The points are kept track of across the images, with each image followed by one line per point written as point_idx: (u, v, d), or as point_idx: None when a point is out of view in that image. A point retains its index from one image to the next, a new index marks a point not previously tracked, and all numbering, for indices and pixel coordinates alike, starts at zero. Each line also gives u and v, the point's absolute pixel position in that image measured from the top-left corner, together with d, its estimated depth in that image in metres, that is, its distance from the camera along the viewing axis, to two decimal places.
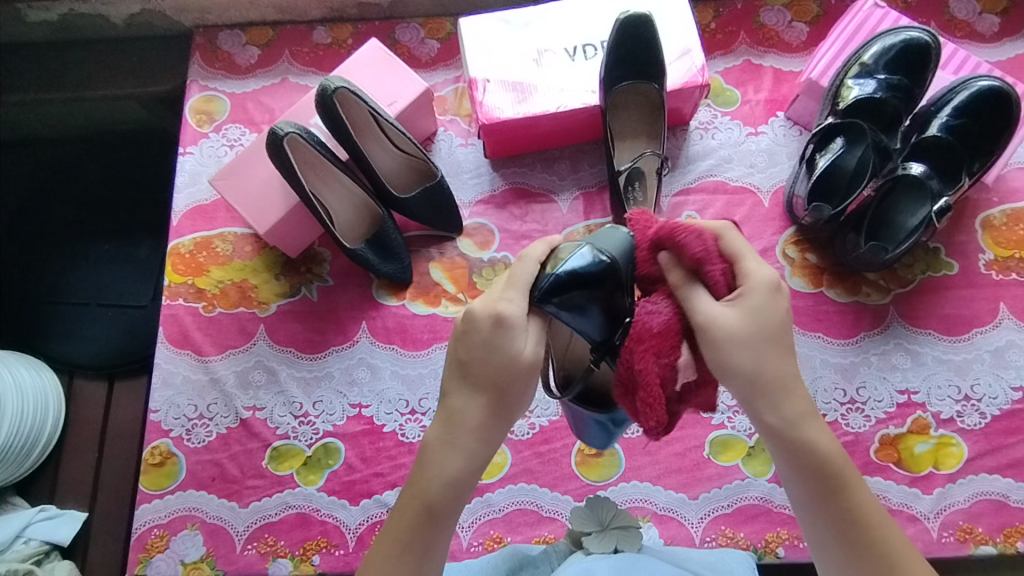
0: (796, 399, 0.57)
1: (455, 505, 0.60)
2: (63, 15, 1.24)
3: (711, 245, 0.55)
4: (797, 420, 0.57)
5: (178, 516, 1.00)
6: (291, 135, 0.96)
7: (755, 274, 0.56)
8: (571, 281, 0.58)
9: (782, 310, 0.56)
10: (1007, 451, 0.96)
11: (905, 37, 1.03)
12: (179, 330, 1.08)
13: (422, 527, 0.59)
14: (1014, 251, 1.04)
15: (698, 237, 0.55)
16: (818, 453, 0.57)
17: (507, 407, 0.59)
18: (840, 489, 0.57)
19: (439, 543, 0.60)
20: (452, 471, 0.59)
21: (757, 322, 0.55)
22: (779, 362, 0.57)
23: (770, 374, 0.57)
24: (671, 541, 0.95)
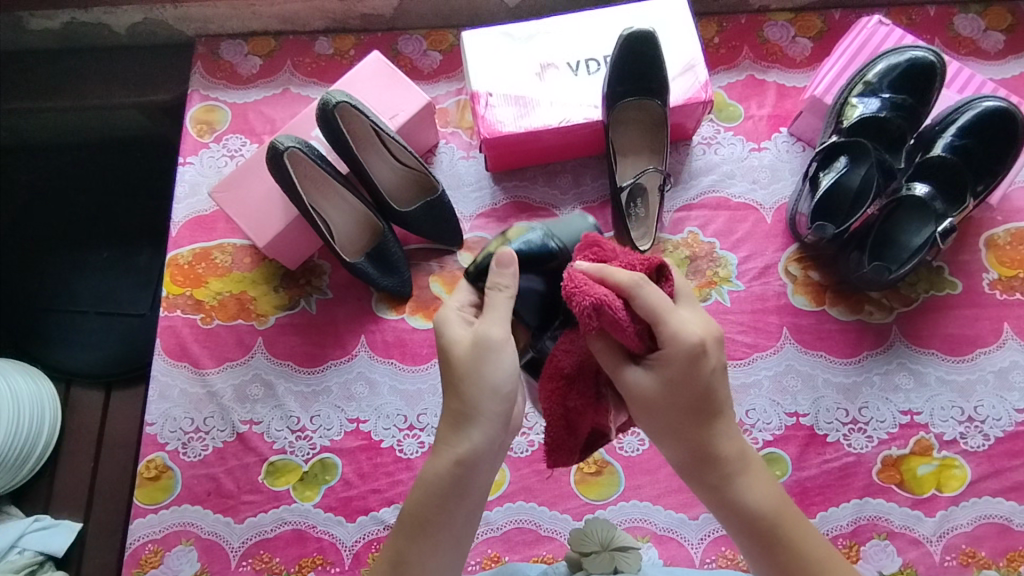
0: (726, 463, 0.65)
1: (437, 516, 0.65)
2: (66, 24, 1.25)
3: (616, 312, 0.59)
4: (724, 483, 0.65)
5: (173, 531, 0.99)
6: (291, 149, 0.95)
7: (676, 338, 0.60)
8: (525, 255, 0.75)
9: (705, 375, 0.62)
10: (1011, 474, 0.95)
11: (910, 56, 1.02)
12: (176, 342, 1.07)
13: (401, 540, 0.65)
14: (1019, 271, 1.03)
15: (603, 305, 0.58)
16: (745, 506, 0.65)
17: (462, 413, 0.65)
18: (777, 543, 0.65)
19: (419, 559, 0.64)
20: (419, 486, 0.66)
21: (672, 389, 0.62)
22: (709, 414, 0.64)
23: (695, 444, 0.65)
24: (671, 562, 0.94)
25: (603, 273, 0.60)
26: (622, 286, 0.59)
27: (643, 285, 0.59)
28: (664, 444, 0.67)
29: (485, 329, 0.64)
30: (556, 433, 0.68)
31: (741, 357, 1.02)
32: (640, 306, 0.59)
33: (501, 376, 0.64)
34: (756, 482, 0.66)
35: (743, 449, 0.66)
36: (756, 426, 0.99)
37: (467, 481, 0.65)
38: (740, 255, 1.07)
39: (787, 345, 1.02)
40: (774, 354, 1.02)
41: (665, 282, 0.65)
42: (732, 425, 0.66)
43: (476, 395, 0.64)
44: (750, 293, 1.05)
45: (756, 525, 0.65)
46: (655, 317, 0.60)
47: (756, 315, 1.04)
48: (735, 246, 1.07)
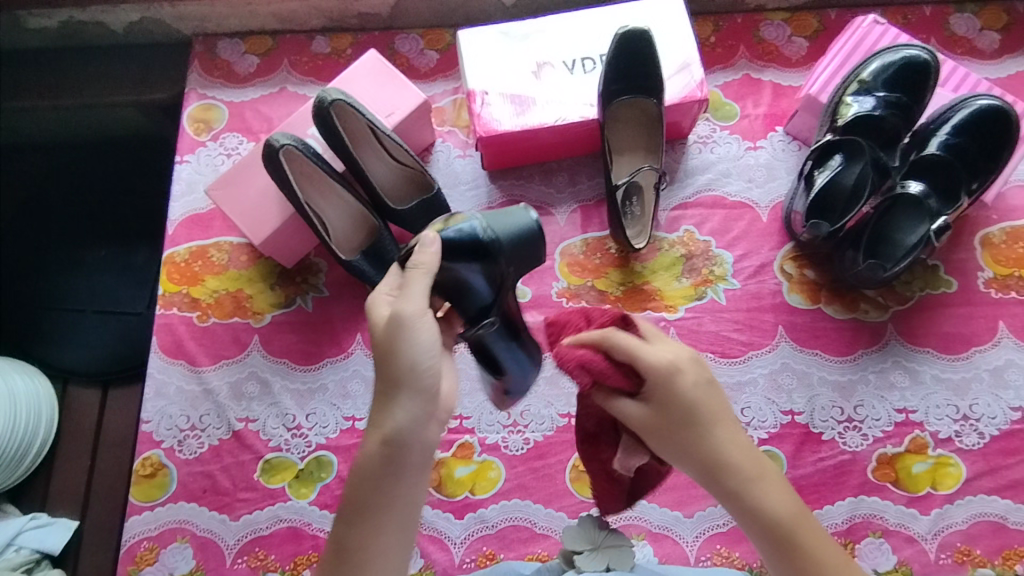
0: (736, 472, 0.65)
1: (371, 497, 0.65)
2: (65, 23, 1.26)
3: (593, 360, 0.63)
4: (739, 492, 0.65)
5: (168, 528, 0.99)
6: (287, 147, 0.97)
7: (657, 369, 0.64)
8: (458, 247, 0.74)
9: (688, 395, 0.64)
10: (1006, 472, 0.95)
11: (905, 55, 1.02)
12: (172, 340, 1.07)
13: (341, 526, 0.66)
14: (1014, 270, 1.03)
15: (580, 362, 0.64)
16: (767, 516, 0.64)
17: (386, 391, 0.66)
18: (800, 553, 0.63)
19: (359, 541, 0.64)
20: (355, 472, 0.66)
21: (664, 414, 0.64)
22: (714, 430, 0.65)
23: (705, 462, 0.65)
24: (665, 559, 0.94)
25: (576, 337, 0.65)
26: (594, 342, 0.64)
27: (614, 333, 0.64)
28: (673, 466, 0.67)
29: (401, 302, 0.66)
30: (599, 485, 0.77)
31: (737, 356, 1.02)
32: (616, 352, 0.64)
33: (417, 350, 0.65)
34: (769, 488, 0.65)
35: (752, 456, 0.66)
36: (752, 424, 0.99)
37: (398, 459, 0.65)
38: (736, 253, 1.07)
39: (782, 343, 1.02)
40: (770, 352, 1.02)
41: (633, 326, 0.69)
42: (736, 434, 0.66)
43: (397, 369, 0.65)
44: (746, 292, 1.05)
45: (776, 531, 0.64)
46: (631, 357, 0.64)
47: (751, 313, 1.04)
48: (730, 244, 1.07)
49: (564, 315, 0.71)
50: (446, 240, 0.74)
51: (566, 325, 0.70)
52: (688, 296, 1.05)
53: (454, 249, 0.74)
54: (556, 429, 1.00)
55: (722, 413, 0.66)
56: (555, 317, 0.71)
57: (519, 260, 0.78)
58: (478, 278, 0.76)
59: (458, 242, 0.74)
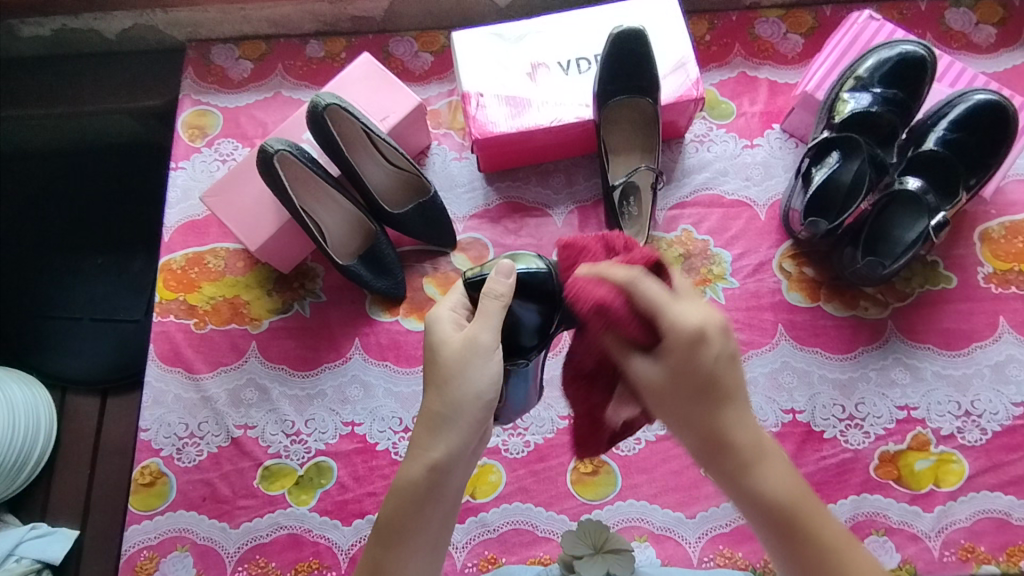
0: (739, 451, 0.61)
1: (408, 522, 0.64)
2: (57, 31, 1.25)
3: (613, 306, 0.60)
4: (740, 471, 0.61)
5: (168, 537, 0.99)
6: (281, 152, 0.95)
7: (676, 327, 0.60)
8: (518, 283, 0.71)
9: (705, 362, 0.61)
10: (1009, 468, 0.95)
11: (901, 50, 1.02)
12: (170, 347, 1.07)
13: (377, 548, 0.64)
14: (1014, 264, 1.03)
15: (600, 301, 0.60)
16: (766, 496, 0.60)
17: (444, 417, 0.64)
18: (798, 534, 0.60)
19: (397, 566, 0.63)
20: (393, 496, 0.65)
21: (677, 378, 0.61)
22: (725, 393, 0.61)
23: (706, 430, 0.62)
24: (668, 561, 0.94)
25: (600, 271, 0.62)
26: (617, 283, 0.61)
27: (642, 278, 0.61)
28: (676, 431, 0.64)
29: (472, 331, 0.65)
30: (582, 428, 0.72)
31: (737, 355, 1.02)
32: (639, 300, 0.60)
33: (483, 382, 0.64)
34: (773, 470, 0.61)
35: (758, 436, 0.62)
36: None
37: (442, 485, 0.64)
38: (734, 252, 1.06)
39: (783, 342, 1.02)
40: (770, 351, 1.02)
41: (666, 275, 0.65)
42: (746, 411, 0.62)
43: (458, 399, 0.64)
44: (745, 290, 1.05)
45: (773, 514, 0.60)
46: (654, 308, 0.60)
47: (750, 312, 1.04)
48: (729, 243, 1.07)
49: (583, 239, 0.68)
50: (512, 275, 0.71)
51: (584, 251, 0.67)
52: None
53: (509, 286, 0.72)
54: (557, 431, 1.00)
55: (739, 389, 0.62)
56: (573, 240, 0.68)
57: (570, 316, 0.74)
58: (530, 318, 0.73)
59: (526, 281, 0.71)
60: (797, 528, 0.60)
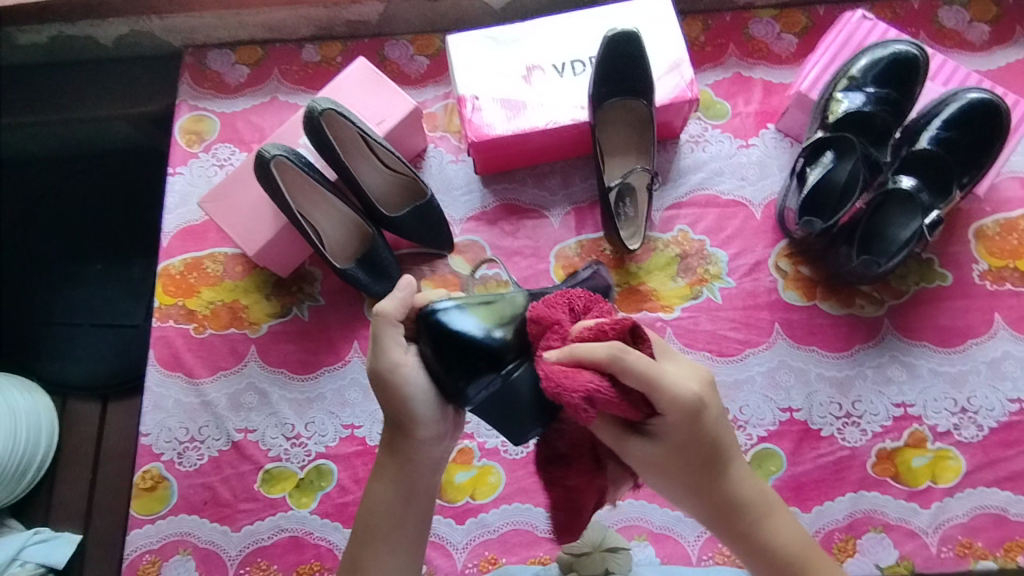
0: (746, 507, 0.66)
1: (385, 521, 0.69)
2: (54, 38, 1.24)
3: (604, 393, 0.56)
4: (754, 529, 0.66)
5: (170, 541, 0.99)
6: (278, 157, 0.96)
7: (673, 404, 0.59)
8: (447, 336, 0.63)
9: (705, 430, 0.62)
10: (1006, 464, 0.95)
11: (894, 50, 1.02)
12: (169, 352, 1.07)
13: (355, 550, 0.69)
14: (1008, 261, 1.03)
15: (589, 393, 0.55)
16: (773, 551, 0.66)
17: (404, 422, 0.68)
18: None
19: (373, 562, 0.68)
20: (366, 508, 0.70)
21: (679, 450, 0.63)
22: (730, 449, 0.65)
23: (711, 494, 0.66)
24: (667, 560, 0.94)
25: (577, 355, 0.56)
26: (600, 363, 0.56)
27: (626, 355, 0.56)
28: (684, 499, 0.67)
29: (381, 353, 0.65)
30: (562, 510, 0.69)
31: (734, 354, 1.02)
32: (627, 377, 0.56)
33: (411, 390, 0.66)
34: (776, 522, 0.67)
35: (762, 490, 0.67)
36: (751, 422, 0.99)
37: (414, 484, 0.70)
38: (730, 252, 1.07)
39: (779, 341, 1.02)
40: (767, 350, 1.02)
41: (642, 339, 0.61)
42: (744, 468, 0.67)
43: (405, 406, 0.67)
44: (741, 290, 1.05)
45: (785, 570, 0.65)
46: (648, 383, 0.57)
47: (747, 311, 1.04)
48: (725, 243, 1.07)
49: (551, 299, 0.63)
50: (449, 329, 0.62)
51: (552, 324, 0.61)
52: (683, 296, 1.05)
53: (454, 346, 0.62)
54: None
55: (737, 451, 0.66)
56: (540, 315, 0.61)
57: (503, 415, 0.64)
58: (477, 395, 0.63)
59: (460, 339, 0.62)
60: None
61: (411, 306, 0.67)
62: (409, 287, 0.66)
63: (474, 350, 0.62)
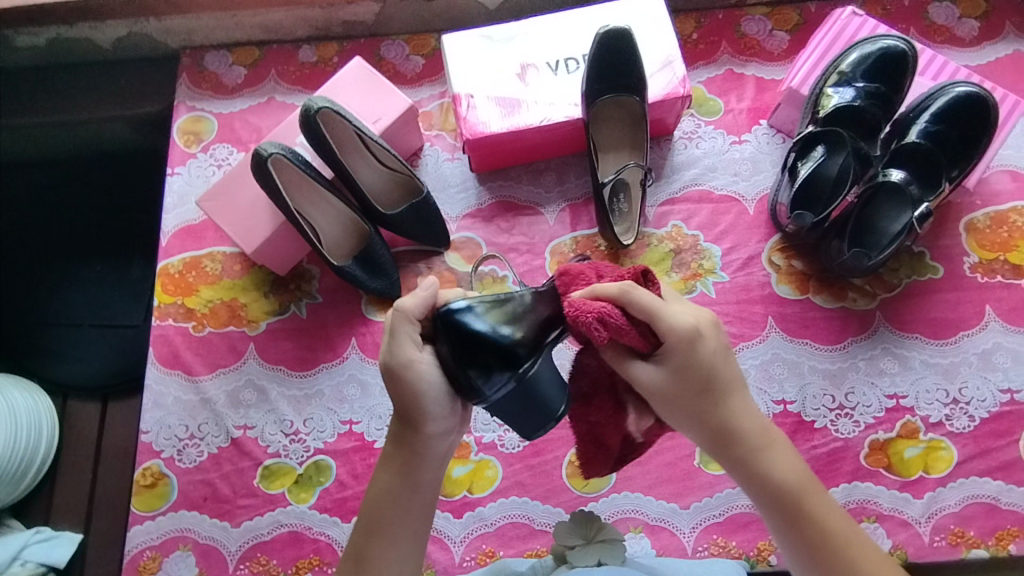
0: (747, 439, 0.67)
1: (391, 512, 0.69)
2: (53, 40, 1.24)
3: (613, 319, 0.60)
4: (754, 460, 0.66)
5: (170, 537, 1.00)
6: (275, 155, 0.97)
7: (676, 331, 0.63)
8: (463, 333, 0.64)
9: (705, 357, 0.64)
10: (997, 454, 0.96)
11: (882, 45, 1.04)
12: (169, 350, 1.08)
13: (361, 539, 0.70)
14: (999, 254, 1.05)
15: (599, 316, 0.60)
16: (775, 483, 0.66)
17: (413, 417, 0.68)
18: (804, 519, 0.65)
19: (379, 554, 0.69)
20: (371, 499, 0.71)
21: (683, 376, 0.64)
22: (732, 379, 0.66)
23: (712, 423, 0.66)
24: (663, 551, 0.95)
25: (593, 290, 0.62)
26: (612, 296, 0.61)
27: (633, 289, 0.61)
28: (686, 430, 0.68)
29: (395, 349, 0.66)
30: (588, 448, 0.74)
31: None
32: (635, 307, 0.61)
33: (421, 386, 0.65)
34: (779, 456, 0.67)
35: (763, 425, 0.68)
36: None
37: (418, 477, 0.70)
38: (724, 246, 1.08)
39: (773, 334, 1.03)
40: (760, 343, 1.03)
41: (652, 283, 0.67)
42: (746, 401, 0.68)
43: (417, 403, 0.66)
44: (735, 284, 1.06)
45: (785, 501, 0.65)
46: (651, 314, 0.61)
47: (741, 305, 1.05)
48: (718, 238, 1.09)
49: (578, 267, 0.66)
50: (467, 326, 0.64)
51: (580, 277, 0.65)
52: (677, 290, 1.06)
53: (469, 347, 0.63)
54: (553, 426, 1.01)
55: (737, 380, 0.67)
56: (567, 268, 0.66)
57: (518, 405, 0.69)
58: (493, 394, 0.65)
59: (480, 336, 0.64)
60: (803, 514, 0.65)
61: (428, 305, 0.67)
62: (430, 284, 0.67)
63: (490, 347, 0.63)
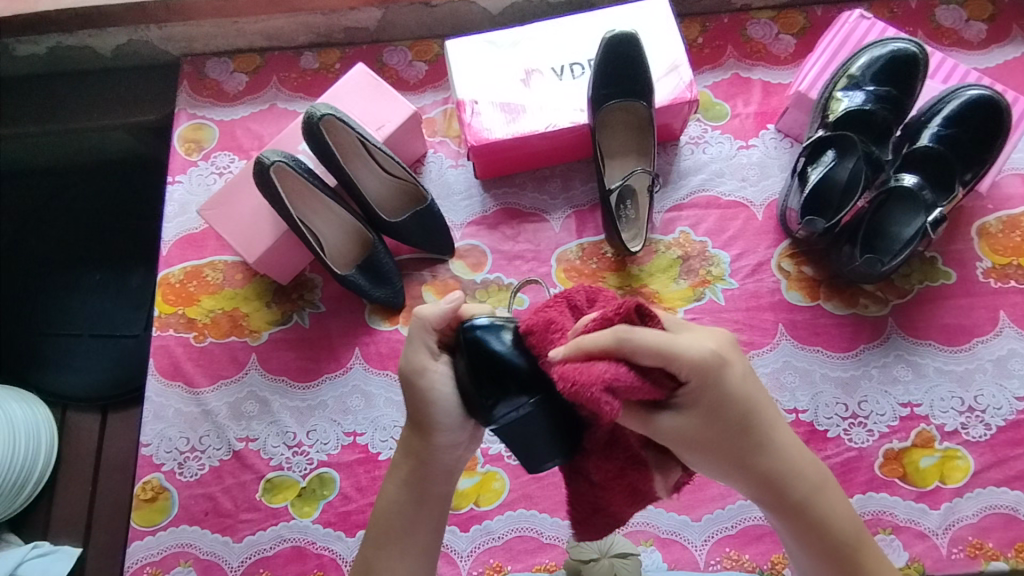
0: (794, 483, 0.66)
1: (397, 520, 0.70)
2: (53, 49, 1.23)
3: (621, 376, 0.55)
4: (803, 505, 0.67)
5: (171, 552, 0.98)
6: (277, 164, 0.95)
7: (697, 369, 0.60)
8: (480, 350, 0.62)
9: (737, 394, 0.63)
10: (1014, 463, 0.94)
11: (892, 48, 1.03)
12: (169, 361, 1.07)
13: (367, 550, 0.70)
14: (1012, 258, 1.03)
15: (608, 378, 0.54)
16: (825, 527, 0.66)
17: (422, 424, 0.68)
18: (855, 567, 0.66)
19: (386, 565, 0.68)
20: (379, 508, 0.71)
21: (715, 416, 0.63)
22: (769, 414, 0.67)
23: (757, 468, 0.66)
24: (674, 565, 0.93)
25: (582, 348, 0.55)
26: (609, 350, 0.56)
27: (634, 333, 0.56)
28: (730, 474, 0.68)
29: (411, 355, 0.66)
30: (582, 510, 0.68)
31: None
32: (641, 354, 0.56)
33: (434, 395, 0.65)
34: (825, 497, 0.67)
35: (808, 463, 0.68)
36: None
37: (426, 487, 0.70)
38: (732, 253, 1.06)
39: (783, 342, 1.02)
40: (770, 351, 1.01)
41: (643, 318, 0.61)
42: (785, 439, 0.67)
43: (426, 412, 0.66)
44: (744, 291, 1.05)
45: (837, 544, 0.66)
46: (664, 359, 0.58)
47: (751, 312, 1.03)
48: (727, 244, 1.07)
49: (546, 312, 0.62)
50: (488, 348, 0.62)
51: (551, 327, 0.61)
52: (686, 298, 1.05)
53: (484, 367, 0.62)
54: None
55: (772, 416, 0.67)
56: (532, 322, 0.62)
57: (526, 447, 0.62)
58: (503, 417, 0.61)
59: (502, 363, 0.61)
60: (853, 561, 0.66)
61: (448, 318, 0.66)
62: (458, 296, 0.66)
63: (506, 372, 0.61)
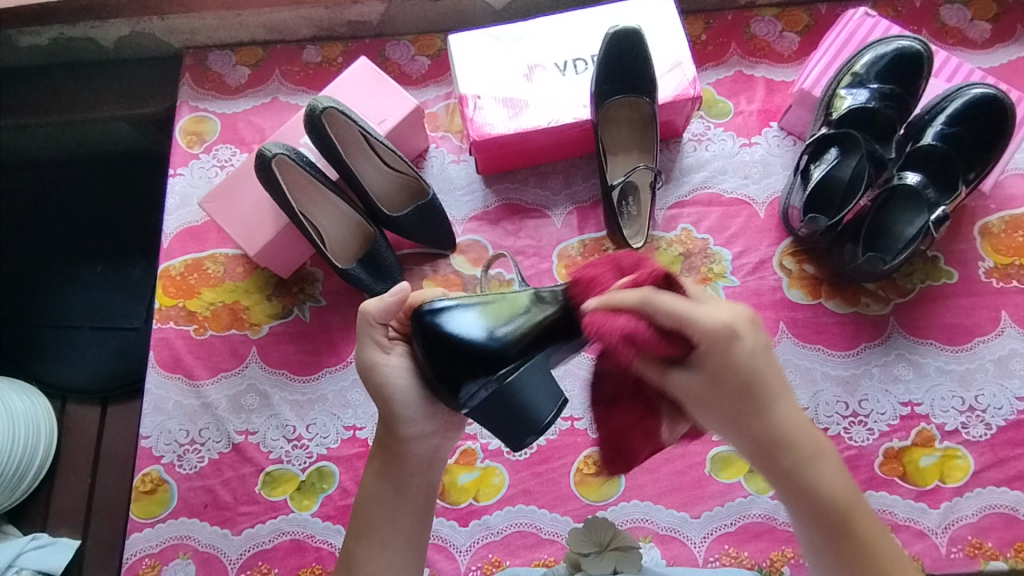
0: (795, 446, 0.63)
1: (377, 513, 0.70)
2: (55, 40, 1.22)
3: (638, 332, 0.58)
4: (792, 467, 0.63)
5: (170, 544, 0.98)
6: (279, 156, 0.95)
7: (709, 332, 0.60)
8: (438, 332, 0.63)
9: (743, 360, 0.61)
10: (1014, 463, 0.94)
11: (896, 46, 1.02)
12: (170, 353, 1.07)
13: (350, 544, 0.70)
14: (1015, 258, 1.03)
15: (624, 332, 0.58)
16: (823, 495, 0.63)
17: (389, 418, 0.70)
18: (846, 537, 0.62)
19: (369, 557, 0.68)
20: (359, 504, 0.71)
21: (719, 378, 0.62)
22: (780, 379, 0.64)
23: (756, 428, 0.63)
24: (673, 561, 0.93)
25: (609, 301, 0.59)
26: (632, 307, 0.58)
27: (655, 294, 0.58)
28: (726, 431, 0.66)
29: (363, 350, 0.69)
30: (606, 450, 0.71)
31: None
32: (661, 314, 0.58)
33: (392, 385, 0.68)
34: (826, 466, 0.63)
35: (813, 432, 0.64)
36: None
37: (404, 477, 0.71)
38: (734, 250, 1.06)
39: (784, 340, 1.02)
40: None
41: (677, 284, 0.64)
42: (793, 404, 0.64)
43: (389, 405, 0.69)
44: (746, 289, 1.04)
45: (820, 509, 0.63)
46: (681, 319, 0.59)
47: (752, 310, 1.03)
48: (729, 241, 1.07)
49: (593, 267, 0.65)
50: (444, 328, 0.63)
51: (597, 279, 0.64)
52: None
53: (444, 350, 0.63)
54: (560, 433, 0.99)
55: (780, 384, 0.64)
56: (580, 274, 0.65)
57: (500, 419, 0.65)
58: (469, 397, 0.64)
59: (461, 344, 0.63)
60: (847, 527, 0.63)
61: (394, 310, 0.68)
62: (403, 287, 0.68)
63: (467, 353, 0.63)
